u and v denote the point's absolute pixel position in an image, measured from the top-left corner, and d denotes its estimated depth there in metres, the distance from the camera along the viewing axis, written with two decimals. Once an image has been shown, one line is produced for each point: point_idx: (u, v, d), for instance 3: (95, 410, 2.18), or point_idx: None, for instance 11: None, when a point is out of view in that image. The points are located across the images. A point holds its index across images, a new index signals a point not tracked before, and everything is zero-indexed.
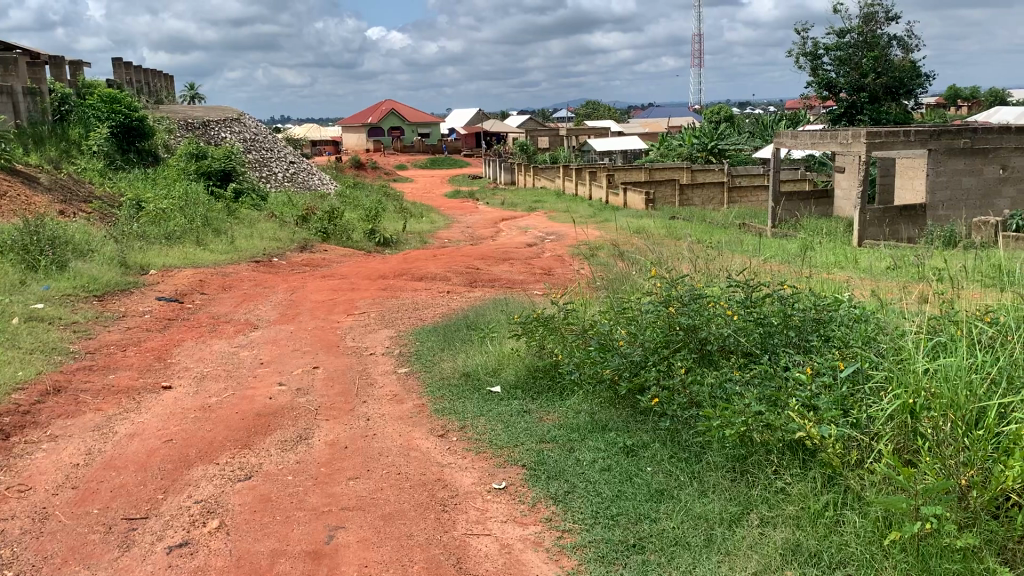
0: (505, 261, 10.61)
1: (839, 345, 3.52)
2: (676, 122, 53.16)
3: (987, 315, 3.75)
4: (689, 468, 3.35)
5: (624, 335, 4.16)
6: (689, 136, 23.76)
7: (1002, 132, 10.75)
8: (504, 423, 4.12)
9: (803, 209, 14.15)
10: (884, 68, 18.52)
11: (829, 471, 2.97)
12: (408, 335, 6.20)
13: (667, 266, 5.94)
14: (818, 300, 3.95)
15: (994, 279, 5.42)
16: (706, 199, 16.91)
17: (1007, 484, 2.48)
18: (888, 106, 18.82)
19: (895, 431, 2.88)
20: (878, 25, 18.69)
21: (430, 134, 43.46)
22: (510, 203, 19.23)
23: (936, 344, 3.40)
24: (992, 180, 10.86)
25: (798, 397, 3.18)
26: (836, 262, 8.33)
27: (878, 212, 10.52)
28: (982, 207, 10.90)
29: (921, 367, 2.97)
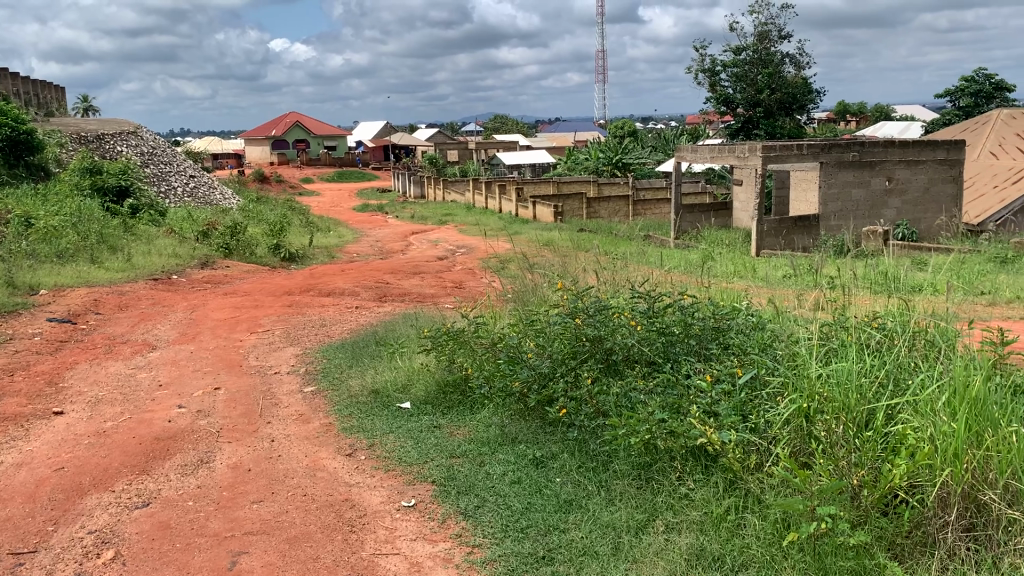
0: (415, 275, 10.55)
1: (738, 353, 3.63)
2: (581, 138, 54.04)
3: (874, 320, 3.94)
4: (597, 477, 3.39)
5: (532, 347, 4.19)
6: (595, 151, 24.18)
7: (886, 147, 11.29)
8: (414, 439, 4.08)
9: (704, 221, 14.57)
10: (778, 84, 19.27)
11: (730, 476, 3.05)
12: (314, 353, 6.09)
13: (573, 279, 6.02)
14: (717, 308, 4.07)
15: (882, 286, 5.69)
16: (612, 212, 17.24)
17: (895, 482, 2.61)
18: (782, 121, 19.59)
19: (792, 434, 2.98)
20: (771, 43, 19.47)
21: (337, 147, 42.92)
22: (420, 216, 19.16)
23: (827, 349, 3.55)
24: (879, 192, 11.40)
25: (699, 404, 3.27)
26: (736, 272, 8.60)
27: (774, 223, 10.91)
28: (870, 217, 11.42)
29: (814, 372, 3.09)
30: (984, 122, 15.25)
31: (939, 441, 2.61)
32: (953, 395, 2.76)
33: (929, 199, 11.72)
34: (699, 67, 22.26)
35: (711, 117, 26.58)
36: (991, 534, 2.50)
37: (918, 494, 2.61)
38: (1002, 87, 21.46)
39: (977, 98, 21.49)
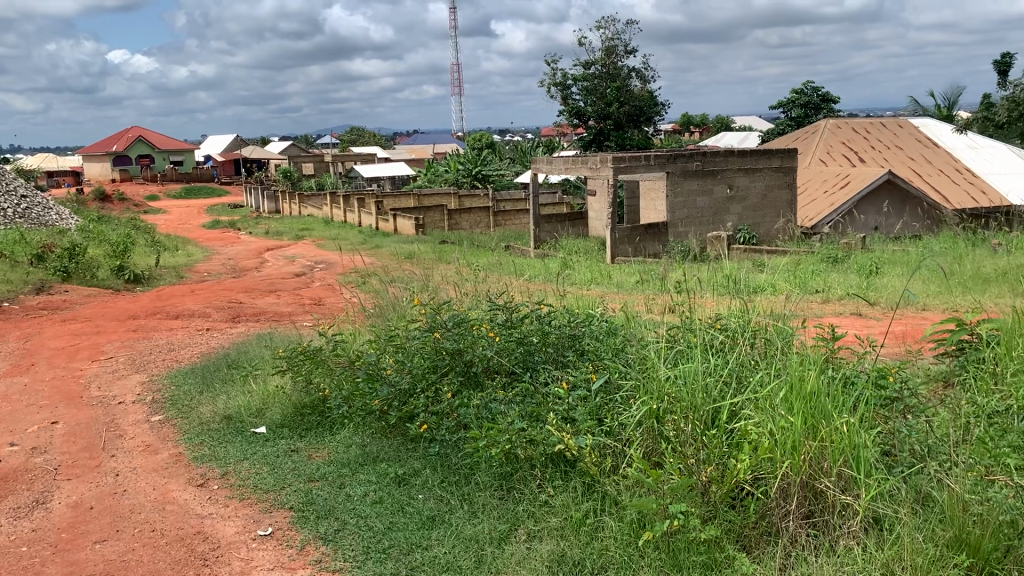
0: (271, 293, 10.23)
1: (593, 358, 3.73)
2: (439, 149, 54.25)
3: (718, 321, 4.13)
4: (459, 491, 3.38)
5: (391, 363, 4.16)
6: (454, 163, 24.27)
7: (726, 156, 11.92)
8: (270, 465, 3.94)
9: (561, 230, 14.91)
10: (625, 97, 20.00)
11: (589, 480, 3.12)
12: (162, 379, 5.79)
13: (432, 292, 6.03)
14: (573, 316, 4.16)
15: (726, 288, 6.01)
16: (473, 223, 17.43)
17: (740, 476, 2.74)
18: (631, 133, 20.36)
19: (645, 436, 3.08)
20: (618, 57, 20.19)
21: (185, 162, 41.17)
22: (275, 231, 18.63)
23: (675, 352, 3.70)
24: (721, 199, 12.01)
25: (557, 411, 3.34)
26: (593, 279, 8.83)
27: (627, 231, 11.30)
28: (714, 224, 12.01)
29: (663, 374, 3.21)
30: (813, 131, 16.38)
31: (778, 435, 2.79)
32: (790, 391, 2.96)
33: (768, 204, 12.45)
34: (551, 81, 22.84)
35: (565, 129, 27.24)
36: (828, 519, 2.67)
37: (762, 486, 2.76)
38: (827, 98, 23.08)
39: (807, 110, 23.03)
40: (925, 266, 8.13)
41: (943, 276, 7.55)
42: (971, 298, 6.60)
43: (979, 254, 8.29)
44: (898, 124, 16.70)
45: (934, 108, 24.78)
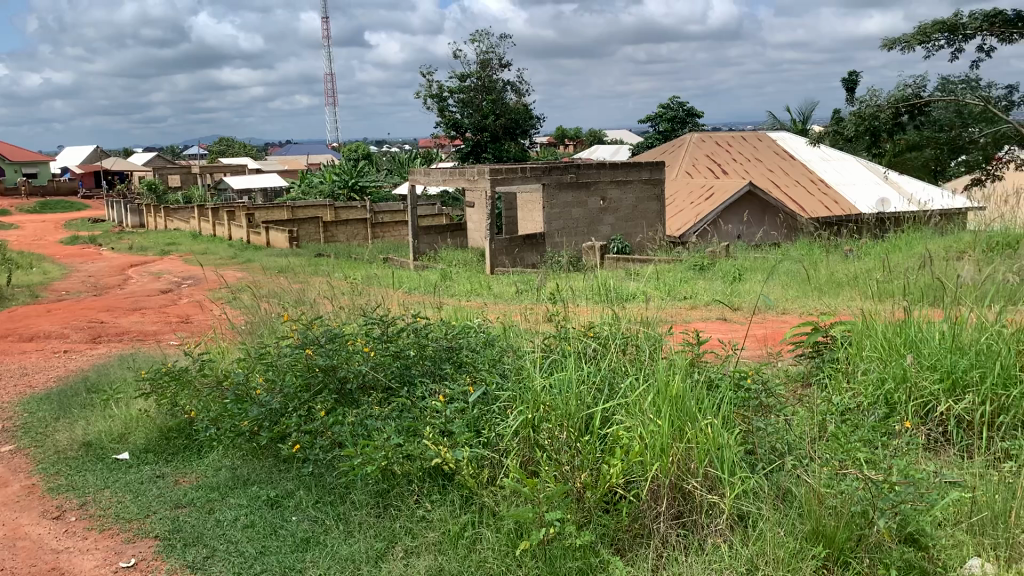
0: (135, 311, 9.77)
1: (470, 371, 3.75)
2: (314, 161, 53.33)
3: (590, 330, 4.21)
4: (335, 510, 3.31)
5: (262, 383, 4.04)
6: (329, 174, 23.88)
7: (599, 168, 12.21)
8: (133, 493, 3.76)
9: (440, 242, 14.90)
10: (501, 110, 20.23)
11: (466, 492, 3.13)
12: (13, 407, 5.42)
13: (305, 307, 5.91)
14: (450, 329, 4.17)
15: (600, 296, 6.17)
16: (350, 235, 17.22)
17: (612, 480, 2.82)
18: (508, 145, 20.61)
19: (521, 445, 3.12)
20: (493, 71, 20.42)
21: (38, 175, 38.84)
22: (139, 246, 17.81)
23: (551, 361, 3.77)
24: (595, 210, 12.31)
25: (434, 425, 3.33)
26: (471, 290, 8.87)
27: (505, 242, 11.41)
28: (589, 234, 12.30)
29: (539, 385, 3.25)
30: (680, 144, 17.03)
31: (648, 439, 2.88)
32: (658, 395, 3.06)
33: (638, 215, 12.84)
34: (427, 93, 22.83)
35: (442, 140, 27.28)
36: (696, 518, 2.78)
37: (634, 489, 2.84)
38: (693, 113, 24.05)
39: (673, 124, 23.93)
40: (783, 272, 8.58)
41: (800, 281, 7.99)
42: (825, 302, 7.01)
43: (831, 259, 8.81)
44: (757, 138, 17.58)
45: (791, 123, 26.21)
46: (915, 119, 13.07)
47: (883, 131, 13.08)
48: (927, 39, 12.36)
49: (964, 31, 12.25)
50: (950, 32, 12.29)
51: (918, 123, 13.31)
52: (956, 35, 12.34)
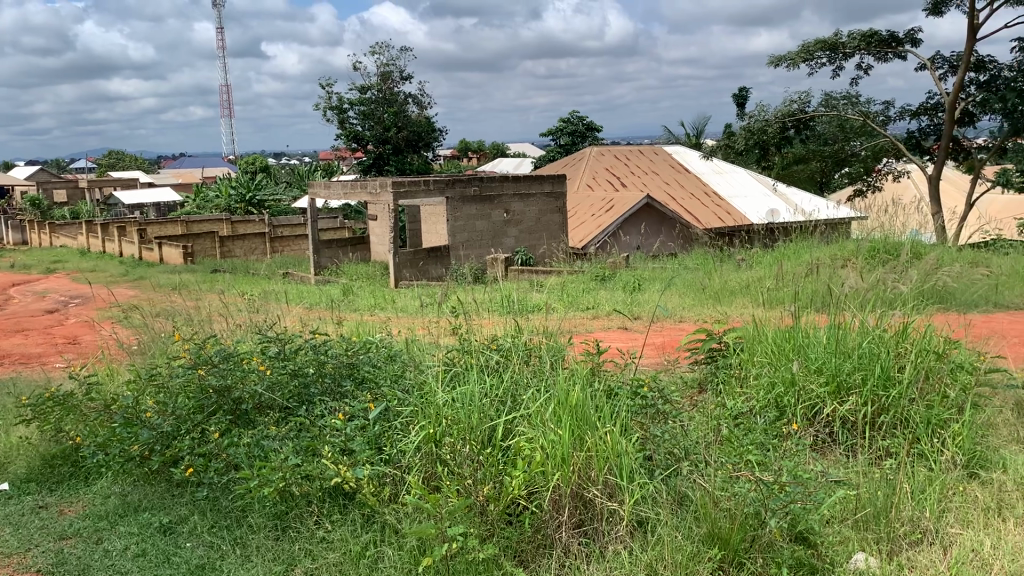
0: (17, 333, 9.26)
1: (371, 387, 3.72)
2: (209, 174, 51.86)
3: (493, 342, 4.23)
4: (231, 535, 3.19)
5: (153, 406, 3.88)
6: (226, 187, 23.26)
7: (502, 181, 12.30)
8: (13, 525, 3.54)
9: (342, 256, 14.72)
10: (403, 122, 20.19)
11: (368, 511, 3.10)
12: None
13: (200, 325, 5.75)
14: (349, 344, 4.11)
15: (504, 307, 6.23)
16: (248, 249, 16.84)
17: (514, 492, 2.82)
18: (410, 158, 20.55)
19: (423, 461, 3.10)
20: (394, 83, 20.38)
21: None
22: (22, 264, 16.92)
23: (452, 374, 3.77)
24: (499, 222, 12.39)
25: (333, 443, 3.28)
26: (375, 304, 8.79)
27: (409, 255, 11.35)
28: (493, 246, 12.37)
29: (441, 399, 3.25)
30: (581, 158, 17.33)
31: (549, 449, 2.91)
32: (558, 405, 3.10)
33: (541, 227, 12.99)
34: (327, 104, 22.63)
35: (343, 152, 27.00)
36: (597, 526, 2.83)
37: (535, 499, 2.86)
38: (592, 126, 24.53)
39: (574, 137, 24.38)
40: (680, 281, 8.82)
41: (696, 290, 8.25)
42: (719, 309, 7.25)
43: (725, 269, 9.12)
44: (654, 151, 18.05)
45: (685, 137, 27.04)
46: (800, 133, 13.73)
47: (771, 144, 13.67)
48: (810, 57, 12.97)
49: (843, 50, 12.90)
50: (831, 51, 12.93)
51: (804, 136, 13.99)
52: (836, 53, 12.98)
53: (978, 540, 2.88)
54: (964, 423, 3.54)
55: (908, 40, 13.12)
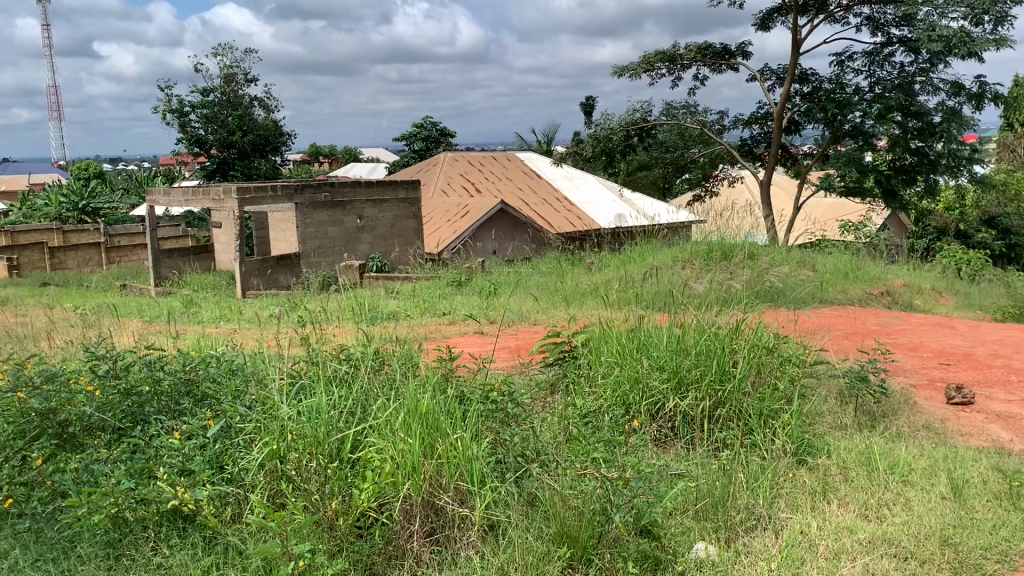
0: None
1: (212, 404, 3.57)
2: (36, 181, 48.36)
3: (341, 351, 4.14)
4: (56, 568, 2.87)
5: None
6: (55, 195, 21.74)
7: (354, 186, 12.12)
8: None
9: (185, 265, 14.08)
10: (249, 126, 19.55)
11: (209, 533, 2.94)
12: None
13: (23, 345, 5.33)
14: (187, 359, 3.91)
15: (357, 314, 6.14)
16: (81, 261, 15.86)
17: (364, 504, 2.74)
18: (257, 162, 19.92)
19: (267, 478, 2.98)
20: (239, 86, 19.72)
21: None
22: None
23: (298, 388, 3.68)
24: (351, 229, 12.19)
25: (170, 465, 3.07)
26: (221, 315, 8.44)
27: (257, 264, 10.98)
28: (346, 253, 12.15)
29: (286, 413, 3.14)
30: (434, 163, 17.30)
31: (399, 459, 2.87)
32: (408, 414, 3.07)
33: (395, 233, 12.88)
34: (166, 107, 21.63)
35: (185, 158, 25.82)
36: (449, 533, 2.82)
37: (386, 510, 2.79)
38: (445, 132, 24.60)
39: (427, 143, 24.37)
40: (532, 285, 8.96)
41: (548, 292, 8.41)
42: (569, 312, 7.42)
43: (576, 272, 9.35)
44: (506, 157, 18.26)
45: (536, 143, 27.58)
46: (644, 140, 14.28)
47: (617, 152, 14.16)
48: (651, 68, 13.50)
49: (681, 62, 13.50)
50: (670, 61, 13.50)
51: (648, 143, 14.39)
52: (675, 64, 13.56)
53: (806, 522, 3.08)
54: (793, 412, 3.78)
55: (740, 53, 13.89)
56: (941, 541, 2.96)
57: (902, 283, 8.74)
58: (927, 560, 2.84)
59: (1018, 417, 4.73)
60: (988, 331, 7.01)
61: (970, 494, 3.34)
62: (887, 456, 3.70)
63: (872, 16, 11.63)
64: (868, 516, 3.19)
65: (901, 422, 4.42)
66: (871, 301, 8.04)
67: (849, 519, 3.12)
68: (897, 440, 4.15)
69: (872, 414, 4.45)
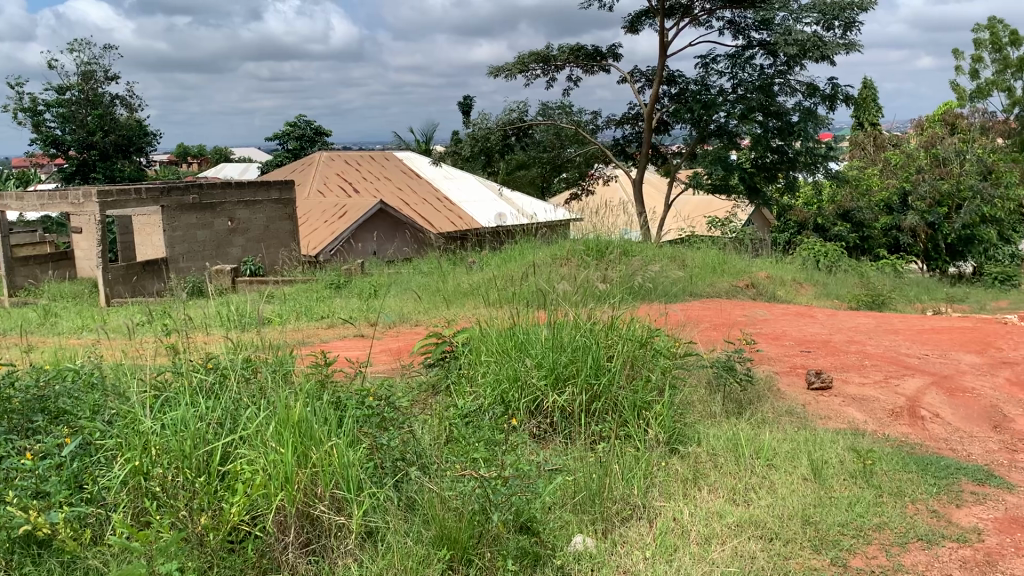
0: None
1: (69, 421, 3.34)
2: None
3: (209, 361, 3.99)
4: None
5: None
6: None
7: (224, 188, 11.72)
8: None
9: (42, 274, 13.26)
10: (110, 126, 18.63)
11: (67, 557, 2.66)
12: None
13: None
14: (39, 375, 3.69)
15: (230, 322, 5.94)
16: None
17: (234, 518, 2.61)
18: (120, 164, 18.98)
19: (130, 496, 2.80)
20: (98, 84, 18.76)
21: None
22: None
23: (163, 401, 3.52)
24: (222, 232, 11.79)
25: (22, 487, 2.78)
26: (82, 326, 7.98)
27: (121, 271, 10.45)
28: (217, 257, 11.74)
29: (148, 428, 2.97)
30: (309, 163, 16.92)
31: (269, 470, 2.77)
32: (279, 423, 2.98)
33: (269, 235, 12.54)
34: (17, 106, 20.32)
35: (40, 160, 24.26)
36: (325, 543, 2.75)
37: (259, 523, 2.67)
38: (320, 132, 24.15)
39: (302, 142, 23.86)
40: (413, 286, 8.90)
41: (429, 293, 8.36)
42: (449, 312, 7.40)
43: (457, 271, 9.35)
44: (384, 157, 18.05)
45: (415, 142, 27.42)
46: (521, 140, 14.42)
47: (495, 151, 14.26)
48: (526, 69, 13.65)
49: (555, 63, 13.71)
50: (544, 62, 13.69)
51: (525, 142, 14.58)
52: (549, 65, 13.76)
53: (679, 509, 3.18)
54: (665, 403, 3.90)
55: (611, 55, 14.22)
56: (802, 520, 3.12)
57: (766, 276, 9.18)
58: (790, 540, 2.98)
59: (871, 398, 5.04)
60: (844, 319, 7.44)
61: (829, 474, 3.54)
62: (752, 442, 3.86)
63: (733, 20, 12.13)
64: (736, 500, 3.32)
65: (766, 408, 4.62)
66: (738, 293, 8.41)
67: (718, 504, 3.24)
68: (762, 425, 4.35)
69: (740, 401, 4.65)
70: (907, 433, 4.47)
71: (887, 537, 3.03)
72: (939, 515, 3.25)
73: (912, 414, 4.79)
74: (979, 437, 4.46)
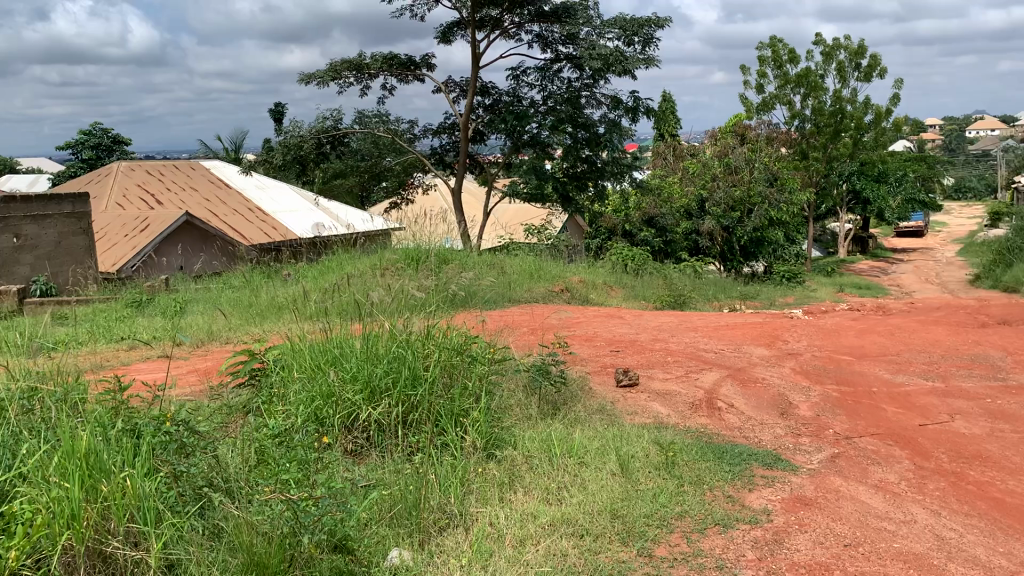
0: None
1: None
2: None
3: None
4: None
5: None
6: None
7: (7, 201, 10.75)
8: None
9: None
10: None
11: None
12: None
13: None
14: None
15: (12, 346, 5.45)
16: None
17: (13, 563, 2.33)
18: None
19: None
20: None
21: None
22: None
23: None
24: (7, 249, 10.77)
25: None
26: None
27: None
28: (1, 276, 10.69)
29: None
30: (105, 173, 15.78)
31: (54, 507, 2.51)
32: (64, 455, 2.71)
33: (64, 252, 11.47)
34: None
35: None
36: None
37: (44, 567, 2.42)
38: (118, 140, 22.73)
39: (97, 151, 22.41)
40: (223, 302, 8.53)
41: (241, 308, 8.04)
42: (262, 328, 7.15)
43: (270, 285, 9.05)
44: (190, 166, 17.19)
45: (223, 151, 26.35)
46: (336, 148, 14.22)
47: (309, 160, 13.97)
48: (338, 77, 13.45)
49: (368, 71, 13.57)
50: (356, 70, 13.52)
51: (339, 152, 14.37)
52: (362, 73, 13.62)
53: (495, 514, 3.23)
54: (481, 410, 3.94)
55: (425, 65, 14.28)
56: (610, 514, 3.25)
57: (579, 279, 9.50)
58: (599, 535, 3.10)
59: (674, 393, 5.33)
60: (649, 319, 7.83)
61: (635, 468, 3.70)
62: (564, 441, 3.98)
63: (541, 34, 12.49)
64: (549, 500, 3.41)
65: (579, 408, 4.78)
66: (553, 298, 8.67)
67: (533, 505, 3.32)
68: (574, 425, 4.49)
69: (554, 402, 4.78)
70: (705, 424, 4.76)
71: (687, 524, 3.22)
72: (734, 499, 3.49)
73: (710, 405, 5.11)
74: (768, 424, 4.82)
